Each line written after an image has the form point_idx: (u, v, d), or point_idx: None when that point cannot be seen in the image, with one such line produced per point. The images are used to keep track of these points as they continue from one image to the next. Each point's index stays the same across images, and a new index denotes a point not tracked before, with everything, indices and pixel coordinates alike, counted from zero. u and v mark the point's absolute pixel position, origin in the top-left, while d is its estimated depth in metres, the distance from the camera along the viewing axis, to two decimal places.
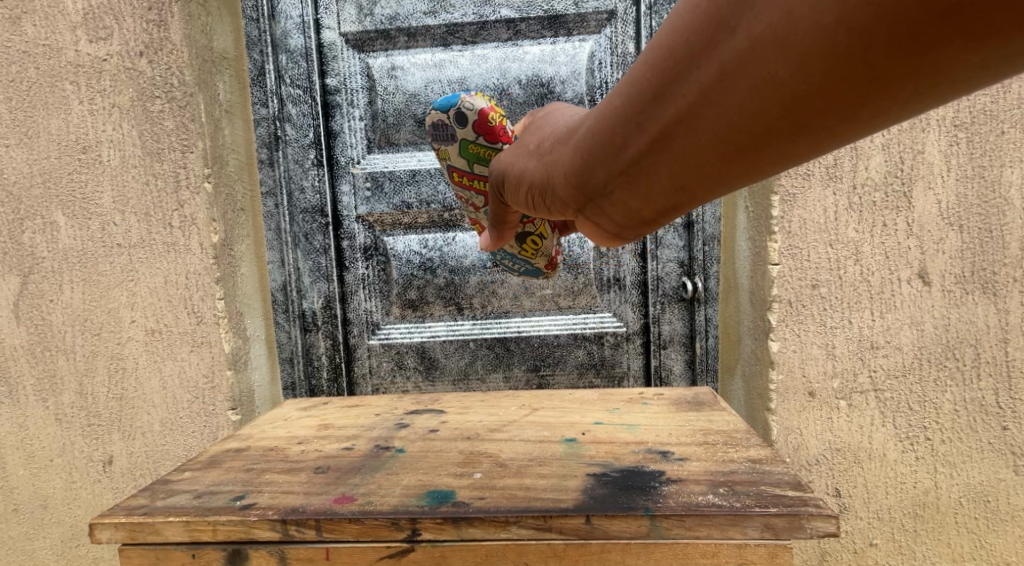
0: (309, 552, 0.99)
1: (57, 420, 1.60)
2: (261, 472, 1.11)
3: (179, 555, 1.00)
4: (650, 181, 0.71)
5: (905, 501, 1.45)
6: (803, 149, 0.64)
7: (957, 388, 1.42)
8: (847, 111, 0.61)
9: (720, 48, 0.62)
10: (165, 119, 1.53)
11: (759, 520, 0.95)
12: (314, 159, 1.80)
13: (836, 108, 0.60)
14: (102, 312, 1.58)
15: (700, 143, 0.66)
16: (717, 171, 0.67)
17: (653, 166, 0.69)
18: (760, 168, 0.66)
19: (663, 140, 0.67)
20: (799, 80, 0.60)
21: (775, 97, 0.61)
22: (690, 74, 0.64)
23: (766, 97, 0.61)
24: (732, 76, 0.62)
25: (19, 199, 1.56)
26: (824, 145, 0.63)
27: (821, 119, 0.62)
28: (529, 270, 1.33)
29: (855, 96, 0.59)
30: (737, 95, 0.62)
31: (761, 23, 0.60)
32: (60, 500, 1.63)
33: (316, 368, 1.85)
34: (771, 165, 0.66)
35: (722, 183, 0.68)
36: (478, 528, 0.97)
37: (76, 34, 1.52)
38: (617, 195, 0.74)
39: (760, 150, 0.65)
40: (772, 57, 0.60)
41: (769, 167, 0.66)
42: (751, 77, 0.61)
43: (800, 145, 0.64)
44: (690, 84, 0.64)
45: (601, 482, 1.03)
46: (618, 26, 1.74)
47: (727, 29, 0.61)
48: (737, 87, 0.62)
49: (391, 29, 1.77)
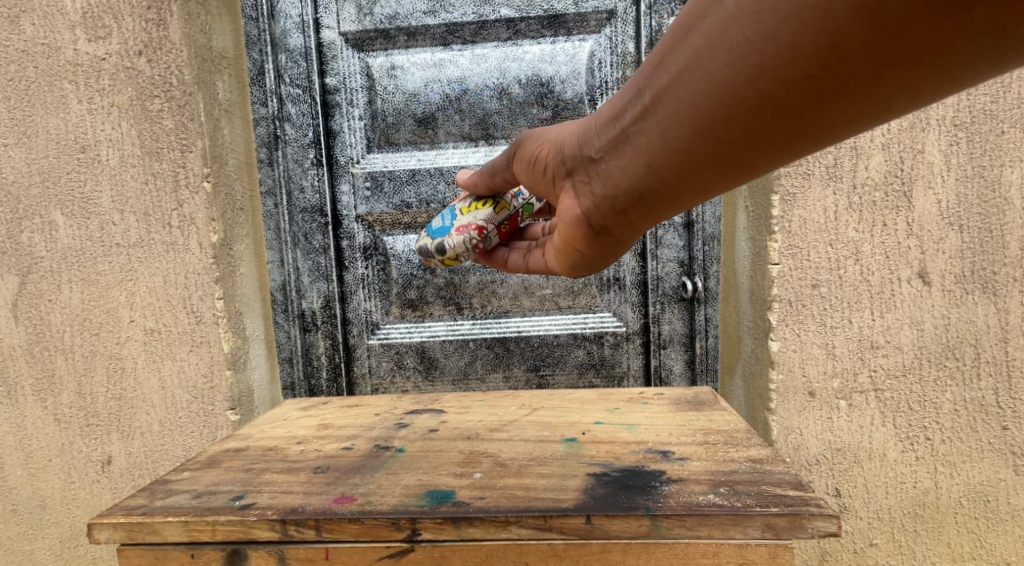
0: (309, 552, 0.99)
1: (55, 420, 1.60)
2: (261, 472, 1.11)
3: (177, 556, 1.00)
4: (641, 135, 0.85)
5: (905, 501, 1.45)
6: (766, 123, 0.77)
7: (957, 388, 1.42)
8: (800, 79, 0.73)
9: (713, 15, 0.76)
10: (164, 118, 1.53)
11: (759, 519, 0.95)
12: (313, 159, 1.80)
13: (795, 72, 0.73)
14: (100, 312, 1.57)
15: (684, 99, 0.80)
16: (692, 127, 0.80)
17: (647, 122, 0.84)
18: (728, 132, 0.79)
19: (657, 104, 0.83)
20: (768, 54, 0.73)
21: (748, 58, 0.74)
22: (689, 38, 0.78)
23: (742, 62, 0.75)
24: (717, 40, 0.76)
25: (17, 199, 1.56)
26: (780, 112, 0.75)
27: (779, 85, 0.74)
28: (442, 228, 1.32)
29: (812, 73, 0.72)
30: (719, 57, 0.76)
31: None
32: (59, 500, 1.62)
33: (315, 368, 1.85)
34: (736, 128, 0.78)
35: (696, 146, 0.82)
36: (478, 528, 0.96)
37: (74, 33, 1.51)
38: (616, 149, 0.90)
39: (728, 109, 0.77)
40: (748, 26, 0.74)
41: (734, 130, 0.78)
42: (730, 43, 0.75)
43: (759, 110, 0.76)
44: (686, 46, 0.78)
45: (602, 482, 1.03)
46: (618, 26, 1.74)
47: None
48: (720, 50, 0.76)
49: (391, 28, 1.76)
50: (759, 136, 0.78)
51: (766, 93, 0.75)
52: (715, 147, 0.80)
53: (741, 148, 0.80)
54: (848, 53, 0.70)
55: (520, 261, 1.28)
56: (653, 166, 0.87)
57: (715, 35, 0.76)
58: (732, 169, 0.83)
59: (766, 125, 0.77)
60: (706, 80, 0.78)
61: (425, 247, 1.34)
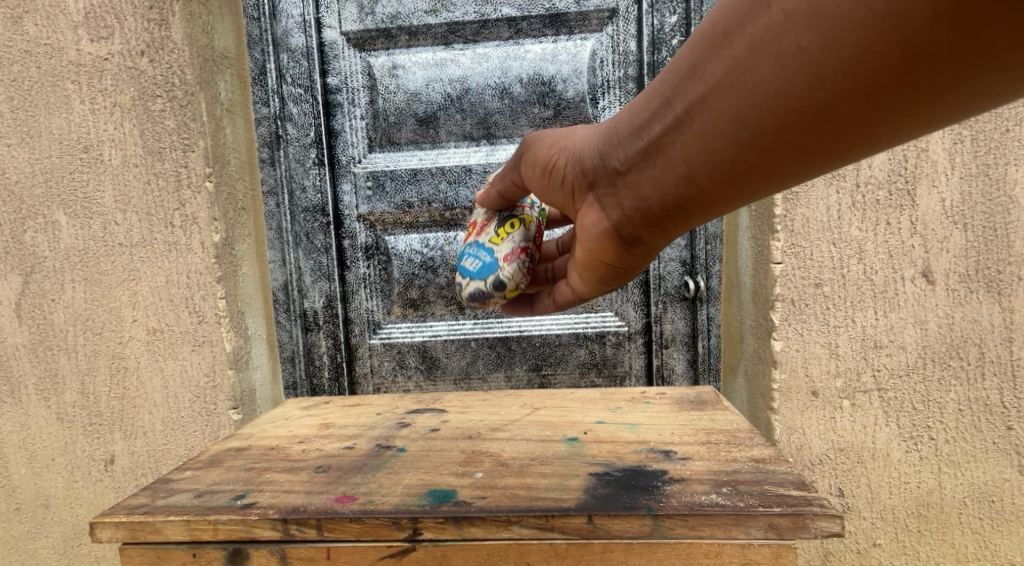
0: (310, 551, 0.98)
1: (59, 420, 1.60)
2: (262, 471, 1.10)
3: (179, 555, 1.00)
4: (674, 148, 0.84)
5: (909, 501, 1.45)
6: (816, 132, 0.75)
7: (962, 388, 1.41)
8: (858, 96, 0.71)
9: (755, 22, 0.73)
10: (166, 118, 1.53)
11: (762, 520, 0.94)
12: (315, 158, 1.79)
13: (854, 89, 0.71)
14: (103, 311, 1.57)
15: (725, 113, 0.78)
16: (736, 140, 0.79)
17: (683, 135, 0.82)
18: (776, 144, 0.77)
19: (693, 114, 0.81)
20: (820, 63, 0.71)
21: (798, 70, 0.72)
22: (727, 47, 0.76)
23: (792, 72, 0.72)
24: (761, 49, 0.73)
25: (21, 199, 1.56)
26: (836, 126, 0.74)
27: (834, 99, 0.72)
28: (483, 267, 1.17)
29: (868, 84, 0.70)
30: (763, 69, 0.74)
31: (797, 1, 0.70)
32: (61, 500, 1.62)
33: (317, 368, 1.84)
34: (787, 141, 0.77)
35: (739, 159, 0.80)
36: (479, 527, 0.96)
37: (76, 33, 1.51)
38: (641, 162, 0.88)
39: (780, 124, 0.76)
40: (799, 34, 0.71)
41: (786, 143, 0.77)
42: (779, 53, 0.72)
43: (815, 123, 0.74)
44: (725, 55, 0.76)
45: (603, 482, 1.03)
46: (619, 25, 1.73)
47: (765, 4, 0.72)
48: (765, 62, 0.73)
49: (392, 28, 1.76)
50: (808, 144, 0.76)
51: (818, 100, 0.73)
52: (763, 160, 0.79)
53: (783, 156, 0.78)
54: (912, 61, 0.67)
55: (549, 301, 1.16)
56: (688, 175, 0.84)
57: (759, 44, 0.73)
58: (770, 178, 0.81)
59: (820, 138, 0.75)
60: (748, 90, 0.75)
61: (480, 296, 1.18)
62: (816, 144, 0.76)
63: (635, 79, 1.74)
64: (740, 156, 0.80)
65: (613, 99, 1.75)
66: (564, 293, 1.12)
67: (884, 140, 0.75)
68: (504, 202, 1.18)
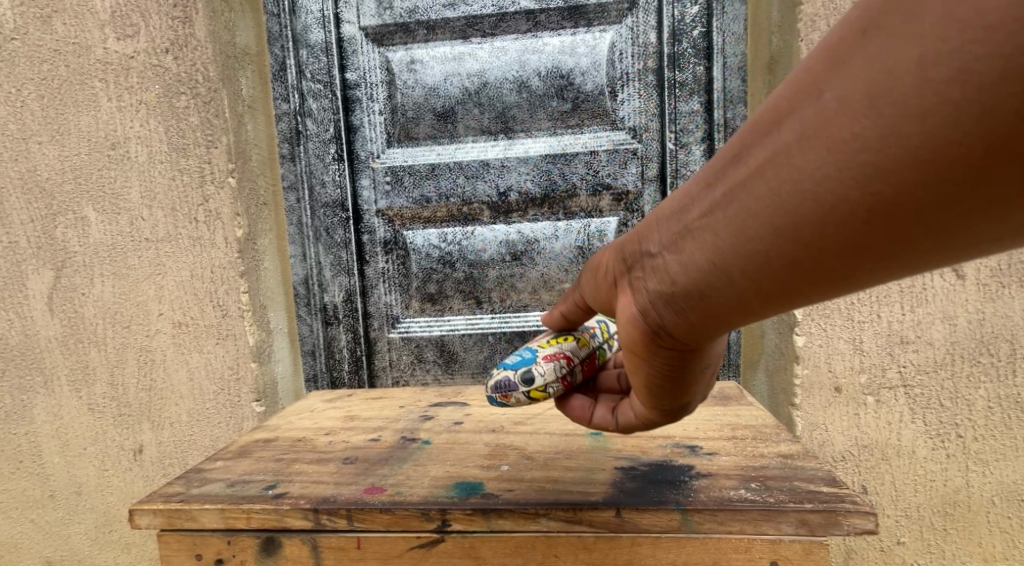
0: (340, 540, 1.00)
1: (89, 410, 1.63)
2: (291, 462, 1.12)
3: (214, 542, 1.02)
4: (712, 240, 0.75)
5: (934, 499, 1.44)
6: (870, 233, 0.67)
7: (991, 384, 1.40)
8: (922, 195, 0.64)
9: (809, 109, 0.67)
10: (190, 114, 1.55)
11: (793, 516, 0.94)
12: (334, 153, 1.81)
13: (918, 189, 0.64)
14: (131, 305, 1.60)
15: (771, 203, 0.70)
16: (781, 235, 0.71)
17: (720, 227, 0.74)
18: (824, 245, 0.69)
19: (733, 203, 0.73)
20: (883, 154, 0.64)
21: (859, 162, 0.65)
22: (775, 135, 0.70)
23: (848, 164, 0.66)
24: (814, 139, 0.67)
25: (51, 195, 1.58)
26: (889, 229, 0.67)
27: (897, 200, 0.65)
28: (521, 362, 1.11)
29: (934, 181, 0.63)
30: (817, 157, 0.67)
31: (852, 87, 0.65)
32: (93, 489, 1.65)
33: (336, 361, 1.86)
34: (838, 244, 0.69)
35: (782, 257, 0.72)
36: (507, 519, 0.97)
37: (103, 32, 1.53)
38: (676, 252, 0.80)
39: (833, 222, 0.68)
40: (855, 123, 0.65)
41: (835, 246, 0.69)
42: (836, 143, 0.66)
43: (871, 228, 0.67)
44: (773, 143, 0.70)
45: (630, 476, 1.03)
46: (639, 16, 1.72)
47: (819, 92, 0.67)
48: (818, 150, 0.67)
49: (411, 22, 1.77)
50: (859, 245, 0.68)
51: (875, 198, 0.66)
52: (811, 263, 0.71)
53: (835, 254, 0.70)
54: (983, 164, 0.62)
55: (610, 418, 1.04)
56: (720, 272, 0.76)
57: (811, 133, 0.67)
58: (812, 280, 0.72)
59: (874, 243, 0.68)
60: (803, 179, 0.68)
61: (501, 387, 1.11)
62: (869, 246, 0.68)
63: (654, 71, 1.74)
64: (787, 253, 0.71)
65: (632, 92, 1.75)
66: (630, 414, 1.00)
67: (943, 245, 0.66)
68: (567, 322, 1.11)
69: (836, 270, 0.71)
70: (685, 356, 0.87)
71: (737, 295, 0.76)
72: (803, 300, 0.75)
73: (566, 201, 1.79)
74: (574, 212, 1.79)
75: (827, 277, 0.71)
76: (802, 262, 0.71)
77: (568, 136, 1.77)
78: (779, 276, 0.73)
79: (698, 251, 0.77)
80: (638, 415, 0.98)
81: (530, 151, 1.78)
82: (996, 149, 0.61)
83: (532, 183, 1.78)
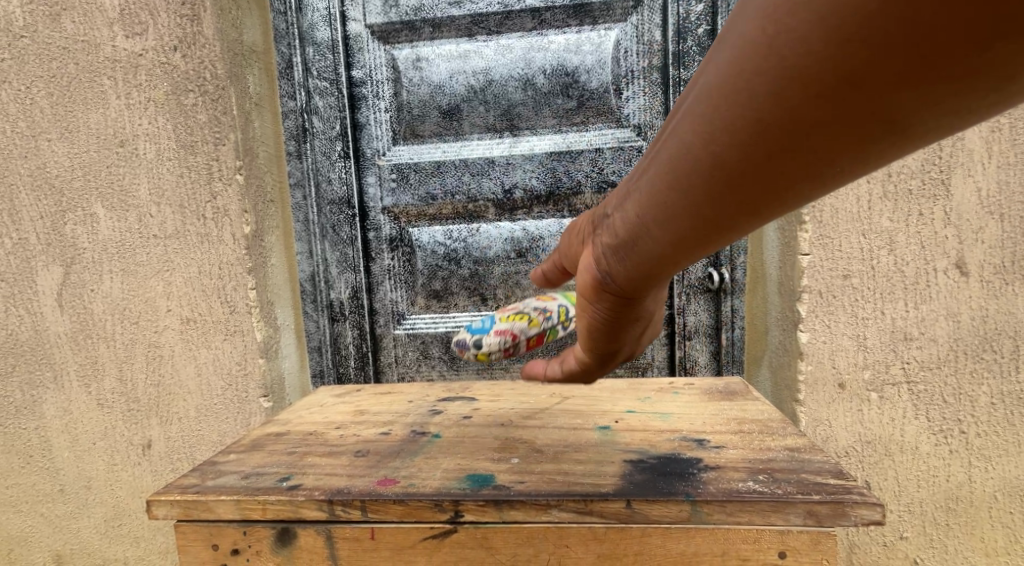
0: (356, 531, 1.02)
1: (99, 405, 1.65)
2: (303, 455, 1.14)
3: (230, 532, 1.04)
4: (639, 205, 0.87)
5: (937, 494, 1.45)
6: (758, 185, 0.78)
7: (995, 380, 1.42)
8: (799, 149, 0.75)
9: (698, 96, 0.78)
10: (199, 112, 1.56)
11: (802, 507, 0.96)
12: (340, 151, 1.82)
13: (794, 146, 0.75)
14: (140, 301, 1.61)
15: (679, 174, 0.81)
16: (689, 197, 0.82)
17: (642, 195, 0.86)
18: (727, 202, 0.80)
19: (652, 176, 0.84)
20: (763, 123, 0.74)
21: (744, 133, 0.76)
22: (678, 118, 0.81)
23: (735, 134, 0.76)
24: (707, 118, 0.78)
25: (61, 192, 1.60)
26: (776, 183, 0.78)
27: (782, 157, 0.76)
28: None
29: (802, 138, 0.74)
30: (711, 131, 0.78)
31: (727, 71, 0.75)
32: (102, 483, 1.67)
33: (343, 358, 1.87)
34: (739, 200, 0.80)
35: (695, 215, 0.83)
36: (520, 510, 0.99)
37: (112, 29, 1.55)
38: (615, 219, 0.92)
39: (730, 184, 0.79)
40: (735, 103, 0.75)
41: (737, 201, 0.80)
42: (725, 120, 0.76)
43: (761, 182, 0.78)
44: (678, 125, 0.81)
45: (639, 468, 1.05)
46: (644, 14, 1.73)
47: (706, 78, 0.77)
48: (713, 127, 0.77)
49: (416, 20, 1.78)
50: (753, 196, 0.79)
51: (762, 157, 0.76)
52: (716, 220, 0.82)
53: (736, 207, 0.81)
54: (838, 119, 0.72)
55: (568, 362, 1.13)
56: (647, 234, 0.88)
57: (705, 112, 0.78)
58: (723, 228, 0.83)
59: (768, 192, 0.79)
60: (702, 152, 0.79)
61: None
62: (764, 198, 0.79)
63: (658, 69, 1.75)
64: (700, 213, 0.82)
65: (637, 90, 1.76)
66: (572, 362, 1.13)
67: (826, 182, 0.77)
68: (562, 274, 1.12)
69: (738, 220, 0.82)
70: (632, 304, 0.99)
71: (659, 249, 0.88)
72: (720, 244, 0.86)
73: (571, 198, 1.80)
74: (579, 209, 1.80)
75: (729, 226, 0.83)
76: (713, 216, 0.82)
77: (573, 133, 1.78)
78: (693, 229, 0.84)
79: (632, 219, 0.88)
80: (586, 362, 1.11)
81: (536, 148, 1.79)
82: (850, 103, 0.71)
83: (537, 180, 1.80)
